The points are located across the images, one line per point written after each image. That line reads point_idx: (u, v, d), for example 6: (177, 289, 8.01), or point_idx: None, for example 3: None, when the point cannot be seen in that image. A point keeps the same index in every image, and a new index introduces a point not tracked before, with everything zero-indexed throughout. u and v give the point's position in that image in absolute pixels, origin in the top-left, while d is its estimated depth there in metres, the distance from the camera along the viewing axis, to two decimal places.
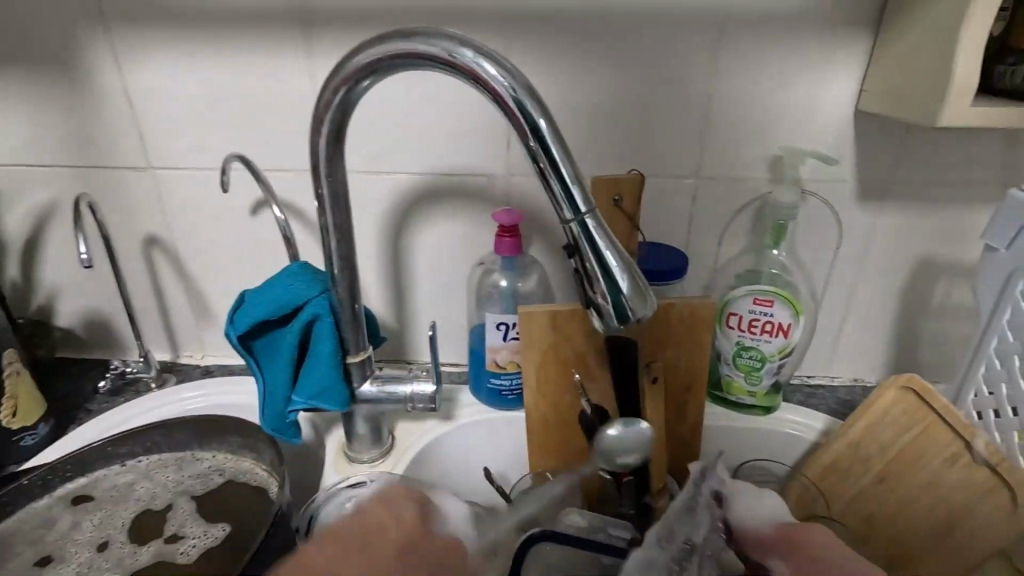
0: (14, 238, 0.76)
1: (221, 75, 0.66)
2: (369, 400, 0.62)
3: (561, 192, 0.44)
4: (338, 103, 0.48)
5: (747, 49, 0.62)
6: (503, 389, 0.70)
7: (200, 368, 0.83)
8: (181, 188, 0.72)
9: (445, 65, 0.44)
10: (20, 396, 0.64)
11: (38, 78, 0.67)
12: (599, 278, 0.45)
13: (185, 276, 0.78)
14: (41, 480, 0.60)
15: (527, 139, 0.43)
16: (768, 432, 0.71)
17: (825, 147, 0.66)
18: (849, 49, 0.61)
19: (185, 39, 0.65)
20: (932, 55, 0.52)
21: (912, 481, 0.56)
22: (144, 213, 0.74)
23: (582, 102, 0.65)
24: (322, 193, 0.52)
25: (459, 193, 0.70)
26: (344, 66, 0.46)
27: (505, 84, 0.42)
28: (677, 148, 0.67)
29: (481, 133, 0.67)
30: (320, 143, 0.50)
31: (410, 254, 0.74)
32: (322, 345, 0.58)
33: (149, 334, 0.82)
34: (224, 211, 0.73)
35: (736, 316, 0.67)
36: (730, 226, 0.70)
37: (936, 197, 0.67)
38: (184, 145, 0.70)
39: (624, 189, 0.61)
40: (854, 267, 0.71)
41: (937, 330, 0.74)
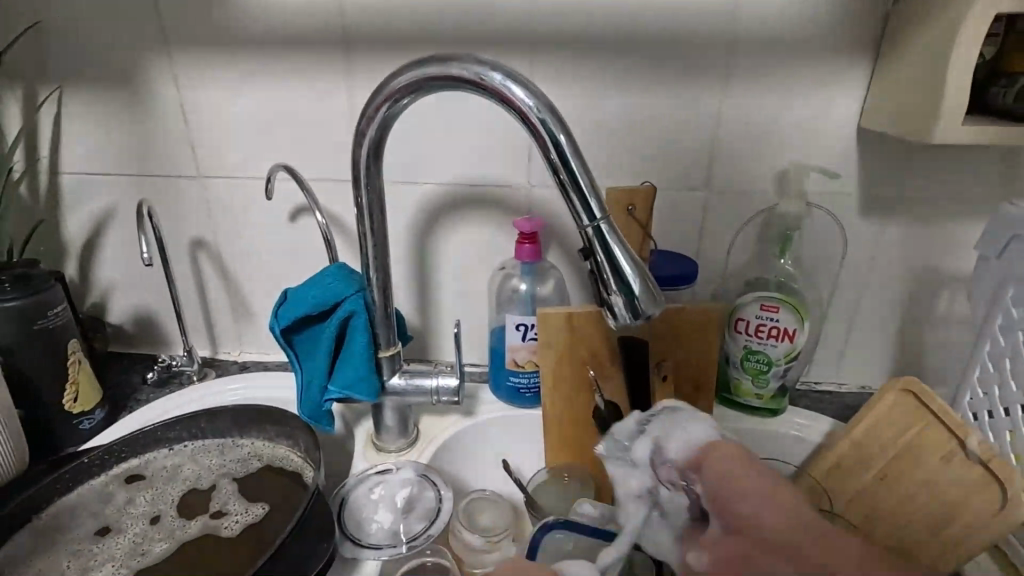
0: (74, 240, 0.83)
1: (269, 93, 0.72)
2: (398, 392, 0.66)
3: (579, 200, 0.49)
4: (379, 120, 0.53)
5: (755, 70, 0.66)
6: (522, 387, 0.75)
7: (238, 363, 0.88)
8: (228, 195, 0.78)
9: (476, 87, 0.49)
10: (81, 383, 0.70)
11: (105, 94, 0.74)
12: (612, 279, 0.50)
13: (227, 277, 0.84)
14: (99, 459, 0.66)
15: (549, 153, 0.48)
16: (774, 434, 0.74)
17: (829, 161, 0.70)
18: (851, 71, 0.65)
19: (237, 59, 0.71)
20: (927, 77, 0.56)
21: (910, 480, 0.59)
22: (193, 218, 0.80)
23: (599, 118, 0.70)
24: (361, 201, 0.57)
25: (483, 202, 0.75)
26: (385, 86, 0.51)
27: (530, 104, 0.48)
28: (688, 161, 0.71)
29: (505, 146, 0.72)
30: (362, 155, 0.55)
31: (437, 258, 0.79)
32: (357, 339, 0.63)
33: (192, 331, 0.88)
34: (266, 217, 0.79)
35: (744, 321, 0.71)
36: (738, 235, 0.74)
37: (938, 210, 0.70)
38: (232, 155, 0.76)
39: (637, 200, 0.66)
40: (859, 277, 0.74)
41: (941, 339, 0.76)
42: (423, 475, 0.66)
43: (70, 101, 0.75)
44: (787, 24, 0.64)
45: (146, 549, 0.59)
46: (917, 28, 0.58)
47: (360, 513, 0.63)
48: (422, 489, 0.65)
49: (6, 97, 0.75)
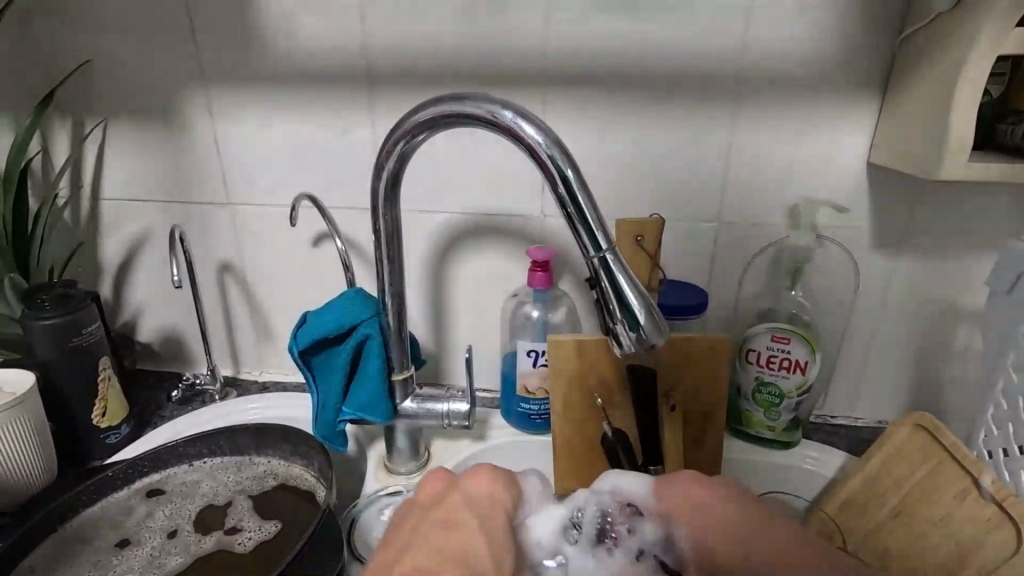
0: (111, 263, 0.87)
1: (295, 126, 0.77)
2: (409, 415, 0.68)
3: (585, 231, 0.51)
4: (397, 155, 0.56)
5: (762, 107, 0.68)
6: (533, 413, 0.76)
7: (258, 383, 0.91)
8: (255, 221, 0.82)
9: (489, 124, 0.51)
10: (109, 398, 0.73)
11: (145, 127, 0.79)
12: (618, 308, 0.51)
13: (251, 299, 0.87)
14: (123, 472, 0.68)
15: (557, 185, 0.50)
16: (786, 467, 0.73)
17: (840, 195, 0.70)
18: (859, 108, 0.67)
19: (268, 95, 0.76)
20: (933, 116, 0.57)
21: (925, 516, 0.58)
22: (221, 243, 0.84)
23: (611, 153, 0.72)
24: (379, 228, 0.60)
25: (498, 231, 0.78)
26: (404, 123, 0.54)
27: (540, 140, 0.50)
28: (698, 194, 0.72)
29: (519, 178, 0.75)
30: (380, 186, 0.58)
31: (452, 285, 0.81)
32: (372, 362, 0.65)
33: (216, 351, 0.92)
34: (290, 243, 0.83)
35: (755, 352, 0.71)
36: (749, 267, 0.75)
37: (952, 245, 0.70)
38: (260, 185, 0.80)
39: (645, 232, 0.67)
40: (872, 310, 0.74)
41: (959, 376, 0.75)
42: None
43: (114, 133, 0.80)
44: (795, 62, 0.66)
45: (163, 562, 0.61)
46: (923, 67, 0.59)
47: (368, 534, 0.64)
48: None
49: (55, 129, 0.81)
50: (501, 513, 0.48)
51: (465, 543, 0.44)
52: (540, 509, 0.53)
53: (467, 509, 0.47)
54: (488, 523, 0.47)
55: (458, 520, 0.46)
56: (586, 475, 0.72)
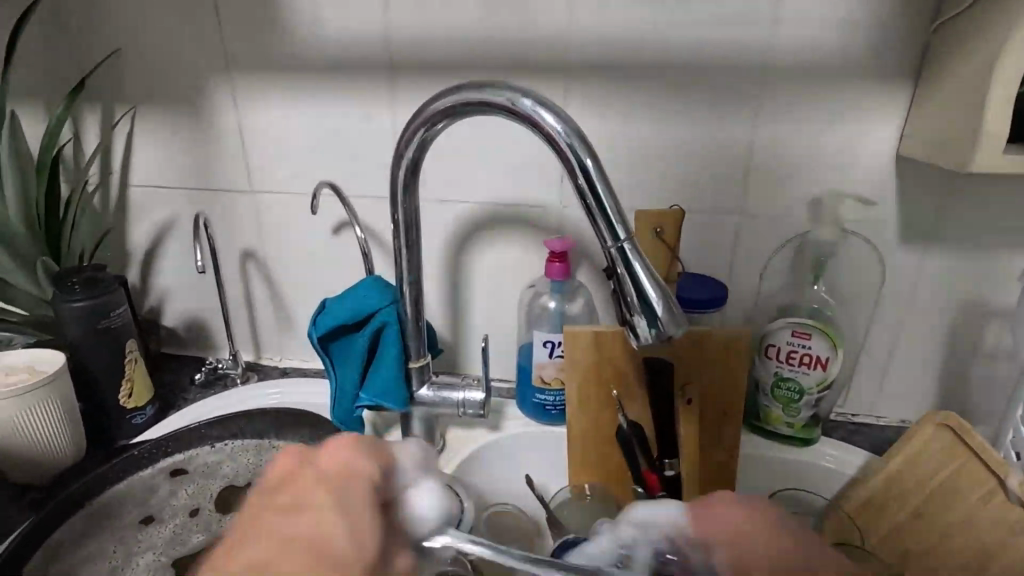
0: (138, 248, 0.89)
1: (317, 115, 0.77)
2: (426, 403, 0.68)
3: (604, 221, 0.50)
4: (416, 144, 0.56)
5: (788, 97, 0.67)
6: (548, 404, 0.76)
7: (279, 369, 0.93)
8: (277, 209, 0.84)
9: (508, 113, 0.51)
10: (135, 380, 0.75)
11: (171, 114, 0.81)
12: (635, 299, 0.51)
13: (272, 286, 0.89)
14: (148, 452, 0.70)
15: (575, 175, 0.50)
16: (804, 464, 0.72)
17: (867, 188, 0.68)
18: (889, 99, 0.65)
19: (291, 83, 0.76)
20: (968, 106, 0.55)
21: (948, 517, 0.57)
22: (243, 229, 0.86)
23: (631, 143, 0.71)
24: (397, 217, 0.60)
25: (516, 222, 0.78)
26: (423, 111, 0.55)
27: (559, 129, 0.50)
28: (721, 185, 0.71)
29: (538, 169, 0.75)
30: (400, 173, 0.58)
31: (470, 274, 0.82)
32: (389, 349, 0.66)
33: (238, 336, 0.93)
34: (311, 231, 0.84)
35: (775, 347, 0.70)
36: (771, 261, 0.74)
37: (984, 241, 0.68)
38: (282, 173, 0.81)
39: (665, 223, 0.66)
40: (898, 307, 0.72)
41: (988, 376, 0.73)
42: None
43: (142, 121, 0.82)
44: (822, 52, 0.64)
45: (185, 539, 0.64)
46: (958, 56, 0.57)
47: None
48: None
49: (86, 116, 0.83)
50: (363, 502, 0.38)
51: (315, 530, 0.34)
52: (418, 482, 0.46)
53: (315, 485, 0.38)
54: (345, 503, 0.37)
55: (300, 500, 0.36)
56: (600, 467, 0.72)
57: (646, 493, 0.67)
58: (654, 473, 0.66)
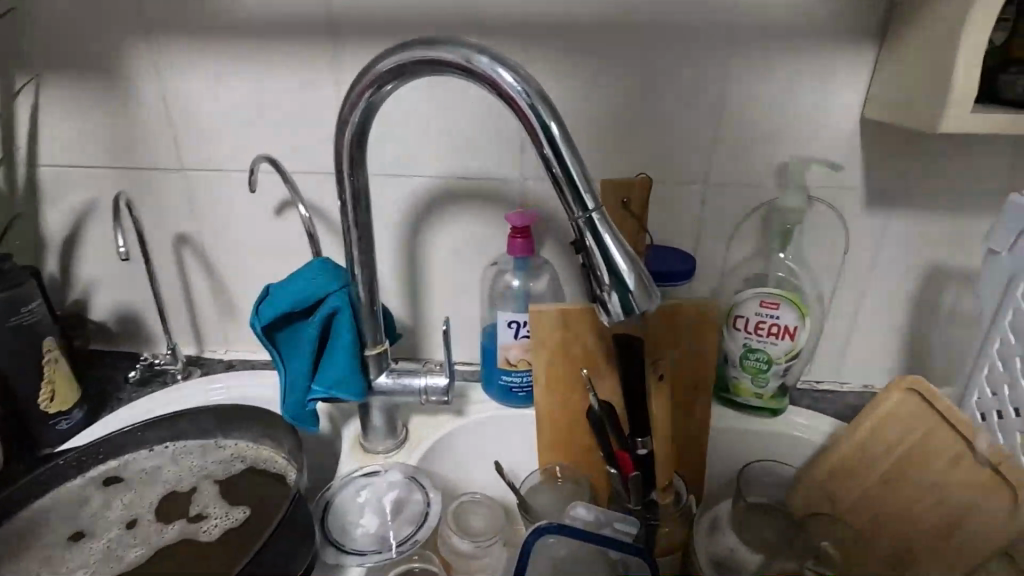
0: (54, 235, 0.80)
1: (251, 83, 0.70)
2: (385, 392, 0.64)
3: (571, 191, 0.47)
4: (361, 110, 0.51)
5: (754, 59, 0.64)
6: (515, 386, 0.72)
7: (224, 361, 0.86)
8: (212, 188, 0.76)
9: (464, 72, 0.47)
10: (57, 381, 0.67)
11: (82, 83, 0.72)
12: (605, 273, 0.47)
13: (212, 272, 0.82)
14: (75, 461, 0.63)
15: (539, 140, 0.46)
16: (773, 434, 0.72)
17: (833, 153, 0.67)
18: (855, 59, 0.63)
19: (220, 47, 0.69)
20: (935, 65, 0.54)
21: (917, 481, 0.57)
22: (176, 212, 0.78)
23: (594, 110, 0.68)
24: (344, 193, 0.55)
25: (474, 196, 0.73)
26: (367, 72, 0.49)
27: (519, 89, 0.45)
28: (687, 153, 0.69)
29: (496, 138, 0.70)
30: (345, 144, 0.53)
31: (427, 253, 0.77)
32: (342, 335, 0.60)
33: (177, 328, 0.86)
34: (251, 211, 0.77)
35: (743, 318, 0.69)
36: (738, 230, 0.72)
37: (944, 204, 0.68)
38: (215, 148, 0.74)
39: (632, 193, 0.63)
40: (862, 272, 0.72)
41: (946, 338, 0.74)
42: (412, 478, 0.64)
43: (48, 92, 0.73)
44: (788, 9, 0.62)
45: (121, 555, 0.57)
46: (925, 13, 0.56)
47: (344, 516, 0.61)
48: (410, 492, 0.63)
49: None
50: None
51: None
52: None
53: None
54: None
55: None
56: (571, 448, 0.70)
57: (618, 474, 0.63)
58: (626, 452, 0.63)
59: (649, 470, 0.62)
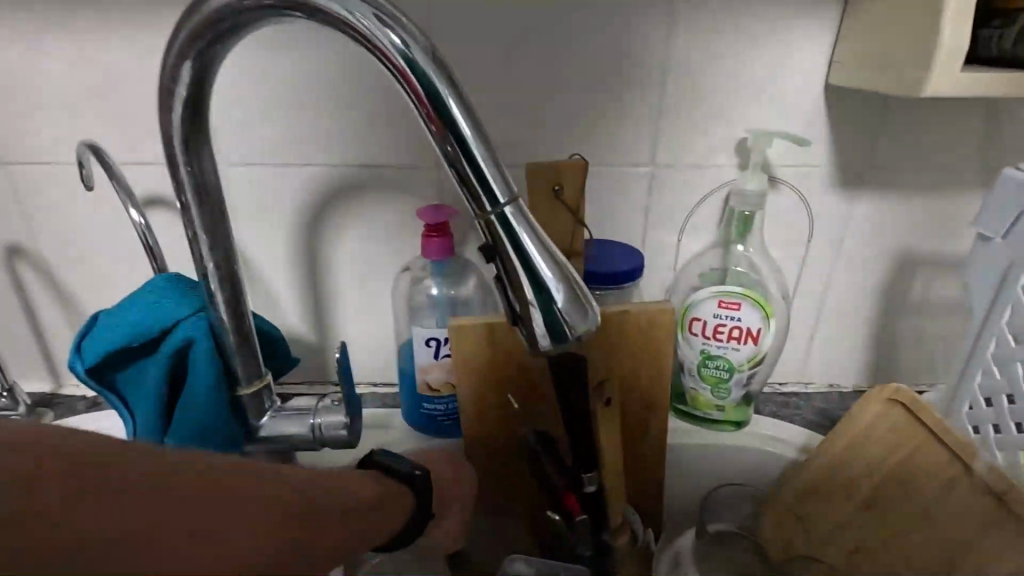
0: None
1: (78, 49, 0.54)
2: (269, 439, 0.51)
3: (474, 179, 0.35)
4: (189, 75, 0.37)
5: (703, 14, 0.54)
6: (439, 414, 0.61)
7: (86, 398, 0.70)
8: (44, 187, 0.60)
9: (320, 19, 0.34)
10: None
11: None
12: (525, 286, 0.36)
13: (58, 291, 0.66)
14: None
15: (427, 111, 0.34)
16: (737, 450, 0.63)
17: (795, 126, 0.58)
18: (818, 13, 0.53)
19: (30, 3, 0.53)
20: (915, 15, 0.45)
21: (905, 510, 0.48)
22: (1, 217, 0.62)
23: (517, 79, 0.56)
24: (183, 189, 0.41)
25: (378, 188, 0.60)
26: (188, 21, 0.35)
27: (395, 40, 0.33)
28: (630, 129, 0.58)
29: (400, 116, 0.57)
30: (173, 123, 0.39)
31: (327, 258, 0.64)
32: (200, 374, 0.47)
33: (23, 361, 0.70)
34: (99, 214, 0.62)
35: (700, 321, 0.59)
36: (690, 219, 0.62)
37: (916, 182, 0.60)
38: (42, 135, 0.58)
39: (565, 180, 0.52)
40: (828, 262, 0.64)
41: (918, 330, 0.67)
42: None
43: None
44: None
45: None
46: None
47: None
48: None
49: None
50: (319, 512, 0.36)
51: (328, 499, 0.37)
52: None
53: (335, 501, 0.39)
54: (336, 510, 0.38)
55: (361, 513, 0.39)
56: (507, 485, 0.59)
57: (563, 518, 0.52)
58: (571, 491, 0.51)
59: (598, 510, 0.52)
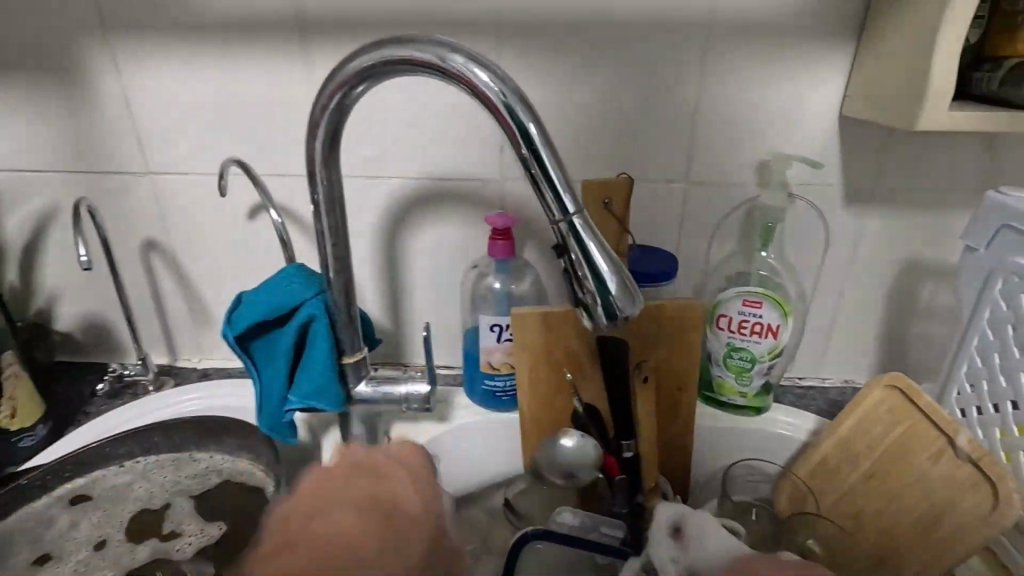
0: (14, 245, 0.77)
1: (219, 82, 0.67)
2: (365, 400, 0.63)
3: (551, 194, 0.46)
4: (333, 111, 0.49)
5: (733, 55, 0.63)
6: (498, 390, 0.71)
7: (198, 370, 0.84)
8: (180, 192, 0.74)
9: (437, 71, 0.45)
10: (19, 397, 0.66)
11: (38, 84, 0.69)
12: (587, 278, 0.47)
13: (182, 279, 0.79)
14: (39, 480, 0.60)
15: (517, 143, 0.45)
16: (757, 432, 0.72)
17: (813, 150, 0.67)
18: (832, 56, 0.63)
19: (185, 45, 0.66)
20: (912, 61, 0.54)
21: (899, 478, 0.57)
22: (143, 217, 0.75)
23: (574, 108, 0.66)
24: (317, 197, 0.53)
25: (453, 197, 0.72)
26: (338, 72, 0.47)
27: (495, 89, 0.44)
28: (668, 151, 0.68)
29: (474, 137, 0.69)
30: (316, 146, 0.51)
31: (406, 256, 0.75)
32: (318, 344, 0.59)
33: (147, 338, 0.83)
34: (222, 215, 0.75)
35: (726, 317, 0.68)
36: (719, 229, 0.72)
37: (921, 200, 0.68)
38: (183, 150, 0.71)
39: (613, 194, 0.62)
40: (842, 269, 0.72)
41: (924, 332, 0.75)
42: None
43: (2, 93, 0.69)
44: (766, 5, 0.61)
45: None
46: (901, 9, 0.56)
47: None
48: None
49: None
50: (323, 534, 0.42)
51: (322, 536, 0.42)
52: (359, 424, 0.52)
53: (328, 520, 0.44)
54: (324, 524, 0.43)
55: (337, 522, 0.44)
56: None
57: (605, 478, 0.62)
58: (612, 455, 0.61)
59: (636, 476, 0.61)
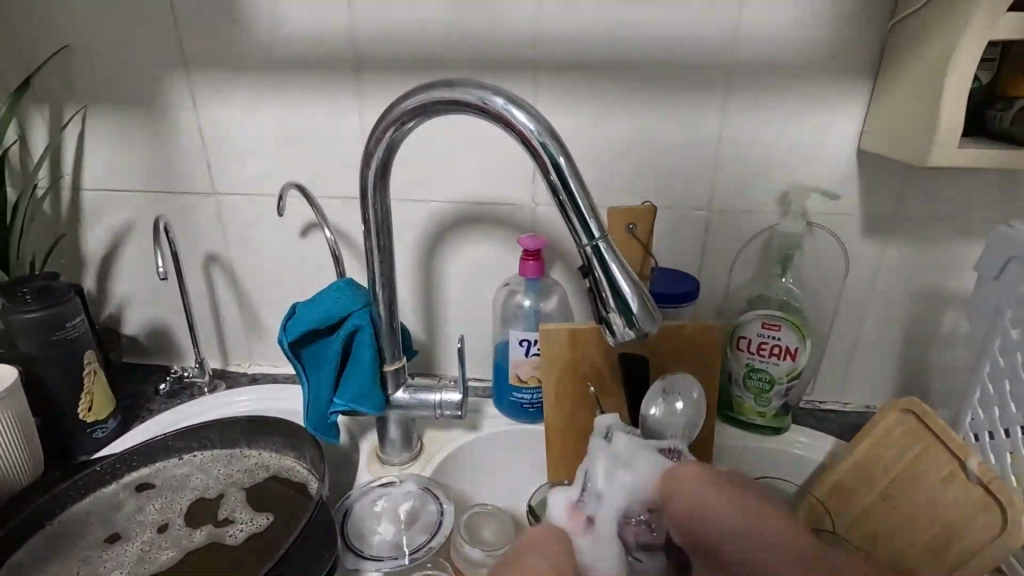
0: (93, 256, 0.86)
1: (281, 113, 0.75)
2: (402, 406, 0.67)
3: (578, 221, 0.50)
4: (387, 142, 0.55)
5: (753, 94, 0.68)
6: (525, 402, 0.76)
7: (248, 375, 0.91)
8: (242, 211, 0.81)
9: (479, 110, 0.51)
10: (95, 392, 0.72)
11: (125, 115, 0.78)
12: (610, 297, 0.51)
13: (238, 290, 0.86)
14: (111, 468, 0.67)
15: (549, 174, 0.50)
16: (775, 452, 0.74)
17: (832, 182, 0.70)
18: (849, 94, 0.66)
19: (254, 81, 0.74)
20: (924, 100, 0.57)
21: (913, 498, 0.58)
22: (207, 233, 0.83)
23: (602, 140, 0.72)
24: (369, 219, 0.59)
25: (488, 220, 0.77)
26: (394, 109, 0.53)
27: (531, 128, 0.49)
28: (690, 181, 0.72)
29: (509, 165, 0.74)
30: (370, 175, 0.57)
31: (443, 273, 0.81)
32: (362, 351, 0.64)
33: (204, 344, 0.91)
34: (277, 232, 0.82)
35: (746, 339, 0.71)
36: (740, 255, 0.75)
37: (940, 230, 0.70)
38: (247, 173, 0.79)
39: (638, 219, 0.67)
40: (862, 296, 0.75)
41: (946, 360, 0.76)
42: (426, 488, 0.68)
43: (94, 121, 0.78)
44: (785, 49, 0.66)
45: (153, 557, 0.60)
46: (914, 52, 0.59)
47: (362, 524, 0.65)
48: (424, 502, 0.66)
49: (33, 117, 0.79)
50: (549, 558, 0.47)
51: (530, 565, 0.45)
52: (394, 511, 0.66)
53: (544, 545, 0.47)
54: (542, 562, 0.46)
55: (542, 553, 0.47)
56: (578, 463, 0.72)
57: None
58: None
59: None
